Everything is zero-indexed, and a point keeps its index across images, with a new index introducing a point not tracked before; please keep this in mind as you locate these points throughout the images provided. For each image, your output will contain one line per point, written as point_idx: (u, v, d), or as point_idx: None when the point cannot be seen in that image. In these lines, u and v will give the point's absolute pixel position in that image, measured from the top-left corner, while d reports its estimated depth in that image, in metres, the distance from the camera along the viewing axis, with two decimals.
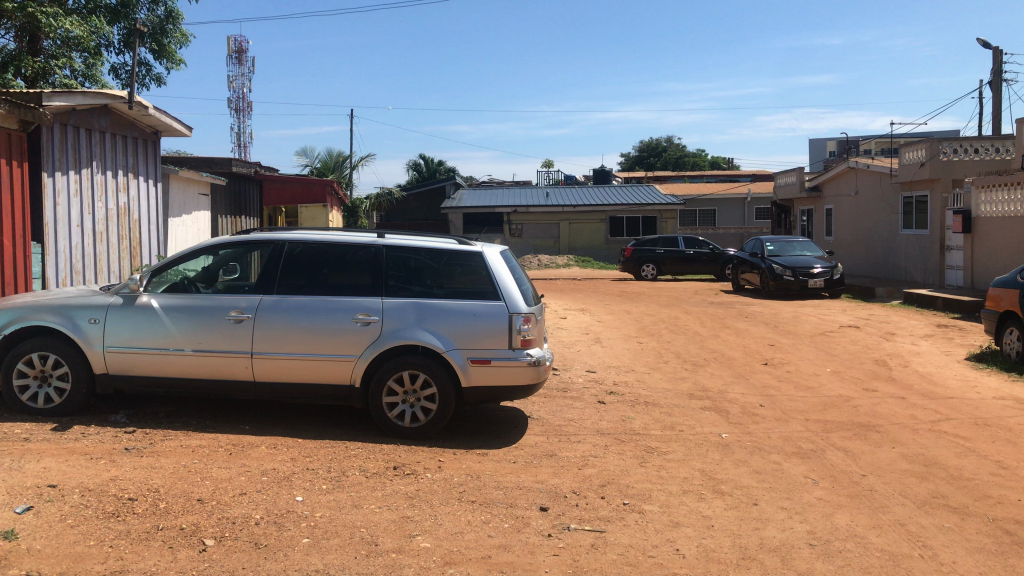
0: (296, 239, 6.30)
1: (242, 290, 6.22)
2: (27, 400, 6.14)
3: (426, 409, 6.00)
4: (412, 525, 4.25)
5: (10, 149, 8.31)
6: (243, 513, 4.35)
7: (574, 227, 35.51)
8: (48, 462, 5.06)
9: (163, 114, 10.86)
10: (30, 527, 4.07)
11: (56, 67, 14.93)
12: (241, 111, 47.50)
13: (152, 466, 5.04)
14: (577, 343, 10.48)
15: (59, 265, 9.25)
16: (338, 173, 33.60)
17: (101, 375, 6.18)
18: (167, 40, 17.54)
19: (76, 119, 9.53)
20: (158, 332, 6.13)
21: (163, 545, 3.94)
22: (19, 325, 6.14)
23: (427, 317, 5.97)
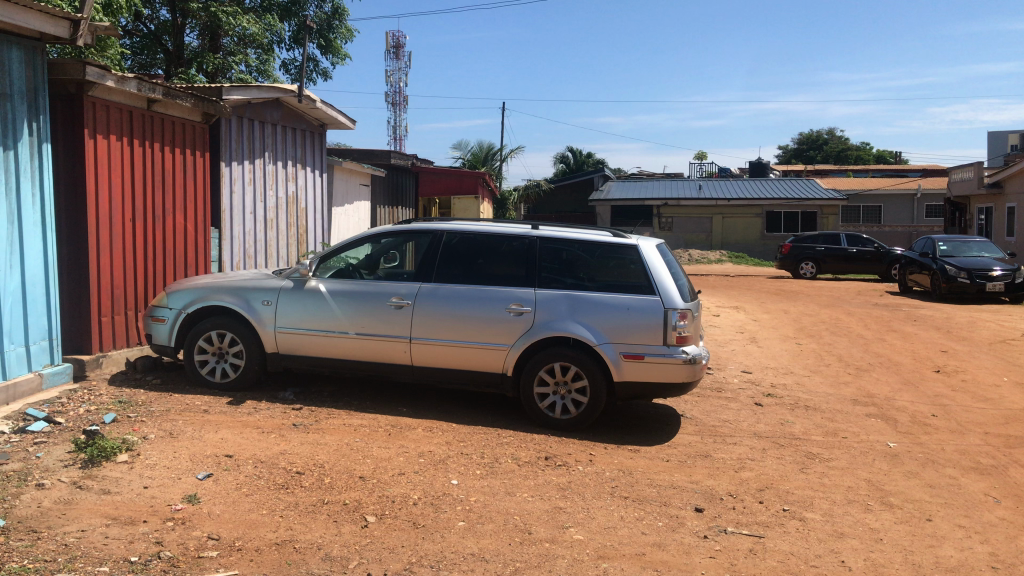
0: (454, 229, 6.47)
1: (402, 277, 6.43)
2: (206, 374, 6.64)
3: (577, 401, 6.00)
4: (565, 516, 4.27)
5: (195, 140, 8.91)
6: (402, 492, 4.50)
7: (728, 221, 34.63)
8: (225, 433, 5.45)
9: (329, 107, 11.37)
10: (210, 494, 4.43)
11: (234, 63, 15.83)
12: (399, 106, 49.16)
13: (319, 443, 5.31)
14: (730, 342, 10.22)
15: (234, 249, 9.88)
16: (488, 165, 34.22)
17: (271, 354, 6.57)
18: (334, 36, 18.33)
19: (252, 112, 10.13)
20: (325, 315, 6.43)
21: (329, 519, 4.14)
22: (199, 304, 6.64)
23: (579, 309, 5.96)
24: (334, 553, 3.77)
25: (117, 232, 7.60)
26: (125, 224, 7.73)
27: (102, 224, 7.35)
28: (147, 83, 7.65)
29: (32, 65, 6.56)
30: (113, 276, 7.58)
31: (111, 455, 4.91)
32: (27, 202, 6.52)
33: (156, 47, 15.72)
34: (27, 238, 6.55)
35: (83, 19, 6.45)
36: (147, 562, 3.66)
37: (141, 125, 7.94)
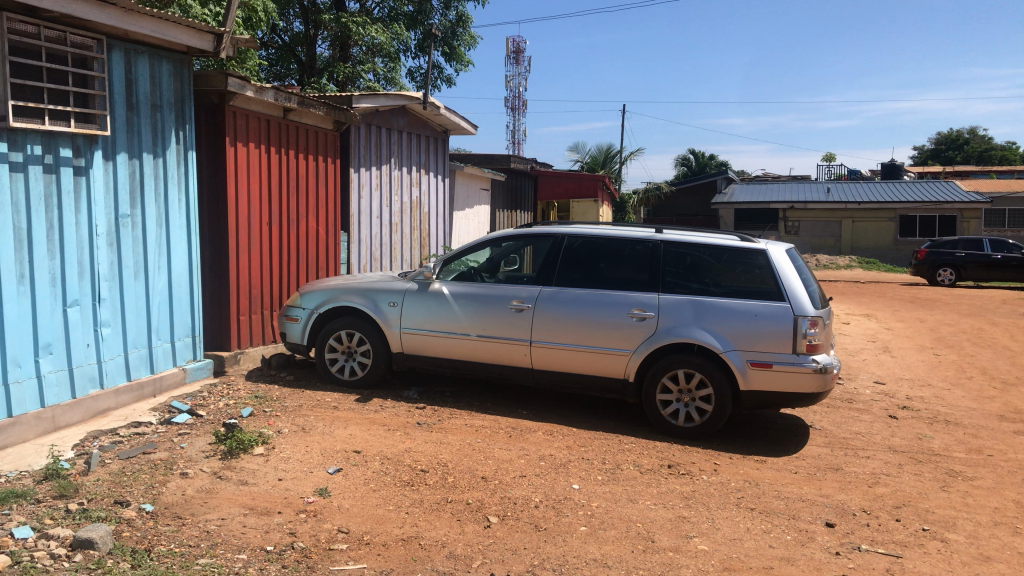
0: (576, 233, 6.48)
1: (523, 280, 6.48)
2: (335, 372, 6.90)
3: (701, 409, 5.89)
4: (689, 526, 4.20)
5: (326, 147, 9.25)
6: (524, 495, 4.54)
7: (858, 225, 33.25)
8: (353, 429, 5.64)
9: (452, 113, 11.58)
10: (340, 488, 4.61)
11: (363, 71, 16.29)
12: (518, 110, 49.57)
13: (442, 442, 5.41)
14: (862, 352, 9.80)
15: (361, 252, 10.20)
16: (607, 168, 34.04)
17: (397, 354, 6.75)
18: (457, 43, 18.67)
19: (379, 119, 10.44)
20: (448, 317, 6.55)
21: (453, 517, 4.21)
22: (329, 305, 6.91)
23: (704, 315, 5.85)
24: (458, 552, 3.83)
25: (255, 235, 7.98)
26: (262, 227, 8.11)
27: (241, 227, 7.74)
28: (283, 92, 7.99)
29: (181, 77, 6.98)
30: (251, 277, 7.97)
31: (248, 447, 5.16)
32: (174, 206, 6.94)
33: (290, 58, 16.39)
34: (175, 240, 6.97)
35: (225, 33, 6.81)
36: (282, 551, 3.82)
37: (277, 133, 8.31)
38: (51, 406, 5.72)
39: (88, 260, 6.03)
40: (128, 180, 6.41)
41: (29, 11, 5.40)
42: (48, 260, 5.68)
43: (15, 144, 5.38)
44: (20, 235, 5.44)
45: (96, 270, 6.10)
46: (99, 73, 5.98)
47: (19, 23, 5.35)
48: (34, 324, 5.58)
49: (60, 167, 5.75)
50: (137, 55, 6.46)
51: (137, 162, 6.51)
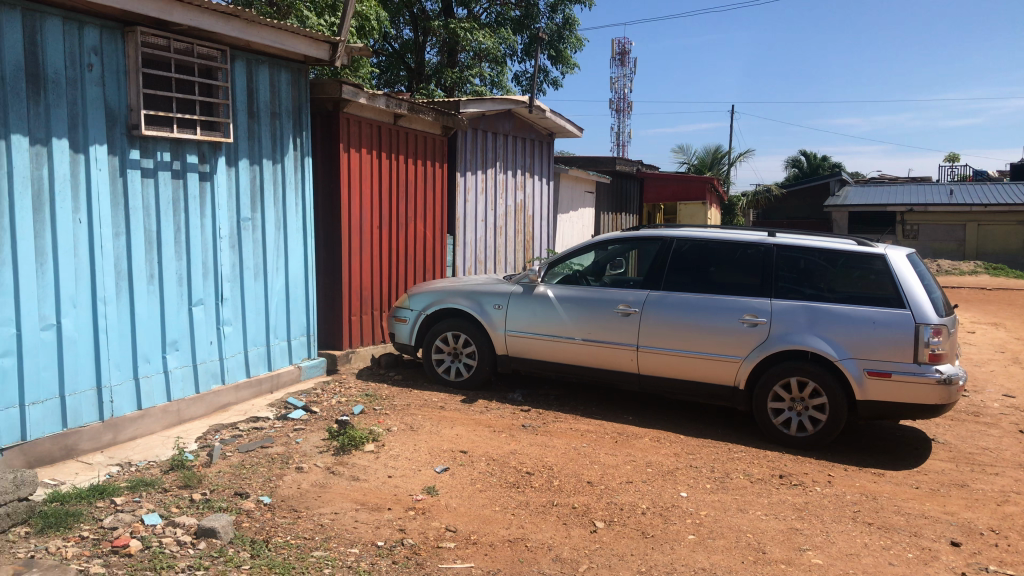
0: (684, 237, 6.38)
1: (629, 284, 6.42)
2: (442, 372, 7.03)
3: (815, 419, 5.70)
4: (802, 538, 4.08)
5: (434, 151, 9.41)
6: (631, 500, 4.50)
7: (984, 229, 31.55)
8: (460, 430, 5.72)
9: (558, 116, 11.60)
10: (447, 487, 4.68)
11: (470, 76, 16.40)
12: (623, 112, 49.21)
13: (547, 445, 5.43)
14: (989, 362, 9.29)
15: (467, 255, 10.34)
16: (714, 170, 33.41)
17: (502, 356, 6.80)
18: (564, 46, 18.70)
19: (486, 123, 10.56)
20: (554, 320, 6.56)
21: (559, 521, 4.22)
22: (436, 307, 7.03)
23: (819, 322, 5.67)
24: (564, 555, 3.84)
25: (366, 238, 8.19)
26: (372, 230, 8.32)
27: (353, 230, 7.96)
28: (394, 98, 8.18)
29: (298, 85, 7.24)
30: (362, 279, 8.18)
31: (360, 444, 5.30)
32: (292, 210, 7.20)
33: (399, 65, 16.86)
34: (292, 243, 7.23)
35: (341, 41, 7.02)
36: (393, 547, 3.92)
37: (388, 139, 8.51)
38: (176, 399, 6.03)
39: (212, 261, 6.32)
40: (249, 185, 6.69)
41: (160, 26, 5.71)
42: (175, 261, 5.99)
43: (146, 151, 5.70)
44: (150, 238, 5.76)
45: (219, 270, 6.40)
46: (223, 83, 6.27)
47: (151, 37, 5.66)
48: (162, 322, 5.90)
49: (187, 173, 6.06)
50: (258, 65, 6.74)
51: (257, 168, 6.78)
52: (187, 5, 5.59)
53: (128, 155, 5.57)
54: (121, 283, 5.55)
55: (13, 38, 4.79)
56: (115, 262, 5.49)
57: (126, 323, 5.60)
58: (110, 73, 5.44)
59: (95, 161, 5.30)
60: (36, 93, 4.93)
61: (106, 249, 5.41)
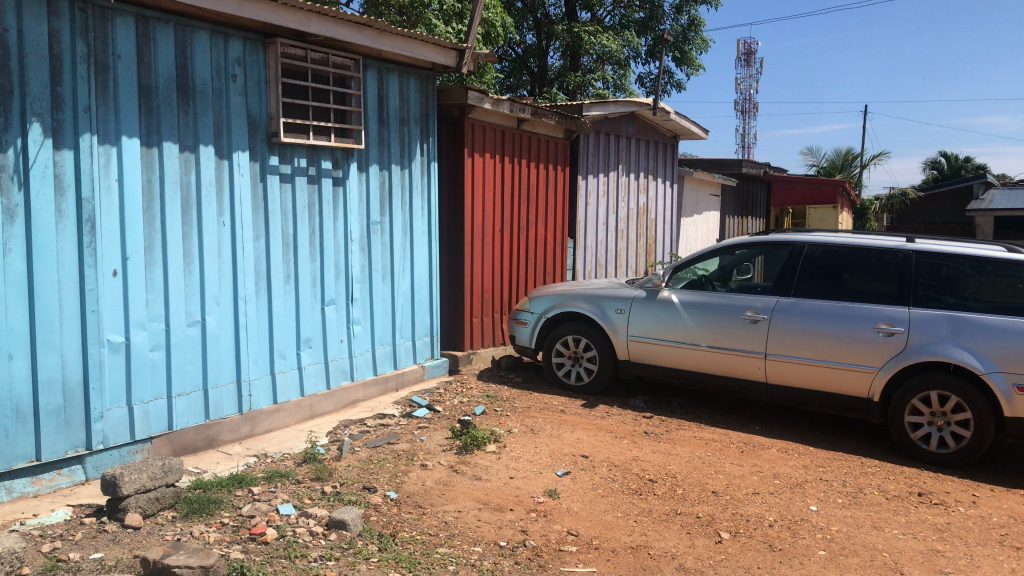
0: (816, 242, 6.17)
1: (756, 290, 6.26)
2: (562, 376, 7.04)
3: (957, 435, 5.37)
4: (943, 560, 3.86)
5: (557, 155, 9.44)
6: (758, 512, 4.38)
7: None
8: (581, 434, 5.72)
9: (683, 118, 11.43)
10: (569, 491, 4.69)
11: (593, 80, 16.32)
12: (748, 113, 48.00)
13: (670, 453, 5.35)
14: None
15: (587, 259, 10.32)
16: (845, 173, 32.13)
17: (624, 361, 6.75)
18: (689, 47, 18.41)
19: (609, 126, 10.52)
20: (678, 326, 6.46)
21: (682, 530, 4.15)
22: (558, 310, 7.05)
23: (963, 333, 5.34)
24: (688, 564, 3.77)
25: (488, 241, 8.31)
26: (495, 233, 8.43)
27: (476, 234, 8.08)
28: (518, 103, 8.25)
29: (426, 92, 7.41)
30: (484, 281, 8.30)
31: (481, 444, 5.38)
32: (418, 213, 7.37)
33: (523, 70, 16.93)
34: (418, 245, 7.41)
35: (468, 48, 7.15)
36: (515, 547, 3.95)
37: (511, 143, 8.60)
38: (309, 395, 6.29)
39: (343, 263, 6.55)
40: (379, 189, 6.90)
41: (298, 36, 5.96)
42: (310, 263, 6.24)
43: (285, 157, 5.97)
44: (287, 240, 6.03)
45: (349, 272, 6.62)
46: (356, 91, 6.48)
47: (291, 48, 5.92)
48: (297, 321, 6.15)
49: (322, 178, 6.30)
50: (389, 73, 6.94)
51: (387, 173, 6.99)
52: (324, 16, 5.81)
53: (268, 161, 5.84)
54: (259, 283, 5.83)
55: (167, 51, 5.12)
56: (254, 262, 5.77)
57: (264, 321, 5.88)
58: (253, 83, 5.73)
59: (238, 167, 5.59)
60: (186, 103, 5.24)
61: (247, 250, 5.70)
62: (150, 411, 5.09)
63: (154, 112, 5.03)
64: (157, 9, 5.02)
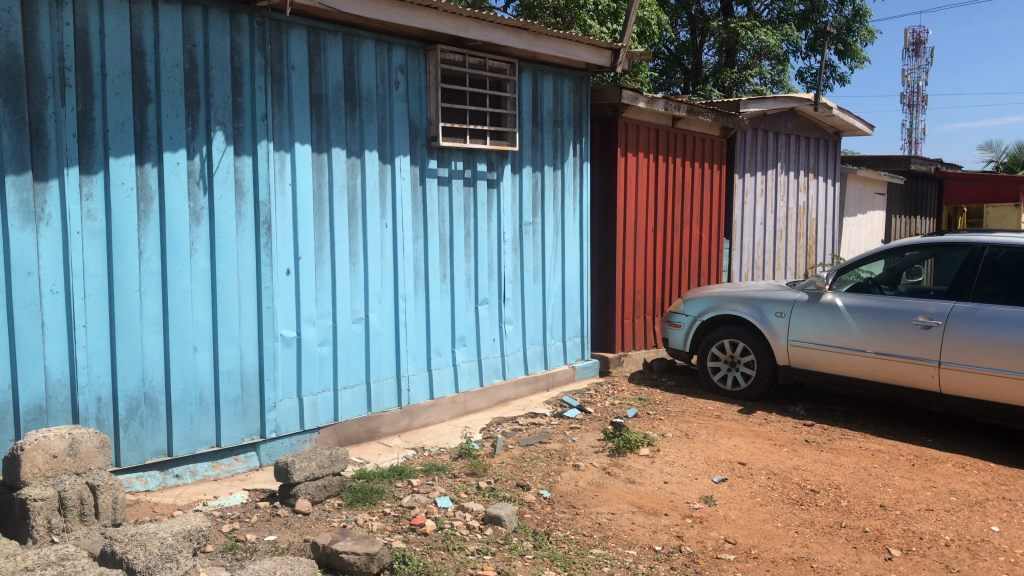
0: (998, 243, 5.72)
1: (929, 294, 5.88)
2: (718, 381, 6.89)
3: None
4: None
5: (712, 154, 9.23)
6: (931, 530, 4.13)
7: None
8: (738, 440, 5.57)
9: (847, 113, 10.91)
10: (725, 498, 4.58)
11: (750, 76, 15.85)
12: (916, 107, 45.26)
13: (834, 463, 5.13)
14: None
15: (744, 260, 10.03)
16: None
17: (783, 367, 6.52)
18: (854, 38, 17.55)
19: (766, 123, 10.19)
20: (842, 330, 6.18)
21: (848, 544, 3.97)
22: (714, 312, 6.91)
23: None
24: None
25: (641, 241, 8.23)
26: (648, 234, 8.34)
27: (629, 234, 8.03)
28: (674, 102, 8.13)
29: (580, 93, 7.42)
30: (636, 282, 8.23)
31: (635, 447, 5.34)
32: (570, 214, 7.40)
33: (677, 68, 16.59)
34: (570, 246, 7.43)
35: (622, 48, 7.10)
36: (670, 552, 3.90)
37: (666, 142, 8.49)
38: (463, 391, 6.43)
39: (496, 263, 6.67)
40: (532, 190, 6.97)
41: (457, 42, 6.11)
42: (465, 263, 6.39)
43: (443, 161, 6.14)
44: (443, 240, 6.19)
45: (503, 272, 6.73)
46: (512, 94, 6.57)
47: (450, 54, 6.08)
48: (452, 319, 6.31)
49: (477, 180, 6.44)
50: (543, 75, 7.01)
51: (540, 174, 7.05)
52: (482, 21, 5.93)
53: (427, 165, 6.02)
54: (418, 282, 6.02)
55: (336, 61, 5.37)
56: (413, 262, 5.97)
57: (421, 319, 6.06)
58: (414, 89, 5.92)
59: (399, 171, 5.80)
60: (352, 110, 5.48)
61: (406, 250, 5.89)
62: (317, 403, 5.36)
63: (323, 120, 5.29)
64: (327, 21, 5.28)
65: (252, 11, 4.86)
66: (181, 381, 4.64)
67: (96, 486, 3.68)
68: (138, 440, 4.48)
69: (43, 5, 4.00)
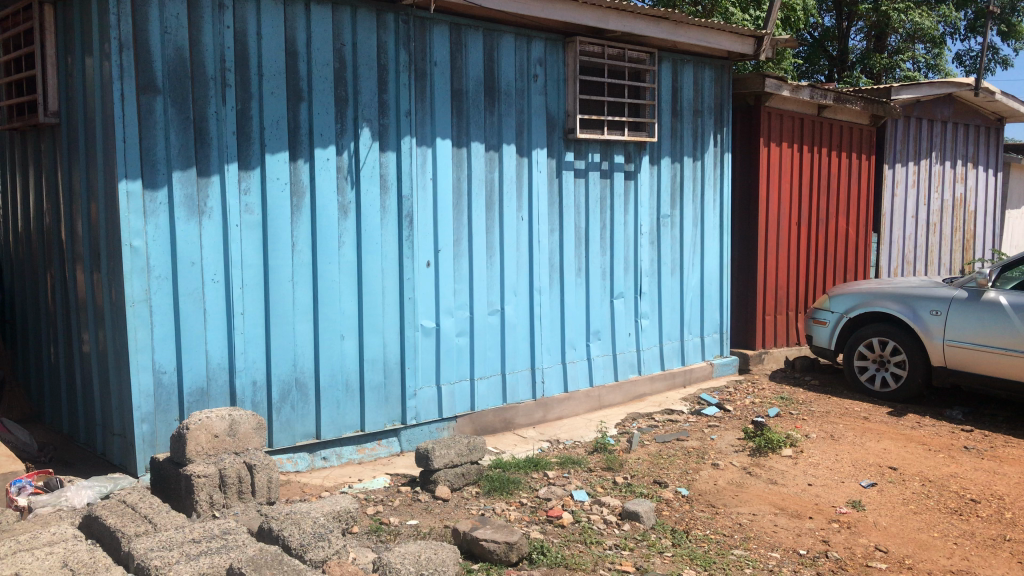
0: None
1: None
2: (865, 381, 6.58)
3: None
4: None
5: (861, 143, 8.81)
6: None
7: None
8: (888, 444, 5.30)
9: (1012, 98, 10.17)
10: (875, 504, 4.38)
11: (901, 61, 15.05)
12: None
13: (996, 472, 4.81)
14: None
15: (893, 255, 9.53)
16: None
17: (938, 368, 6.15)
18: (1019, 18, 16.35)
19: (920, 110, 9.63)
20: (1007, 331, 5.77)
21: (1013, 559, 3.71)
22: (862, 309, 6.60)
23: None
24: None
25: (783, 235, 7.95)
26: (791, 227, 8.04)
27: (770, 228, 7.77)
28: (820, 90, 7.80)
29: (721, 83, 7.23)
30: (778, 277, 7.96)
31: (777, 447, 5.17)
32: (709, 206, 7.23)
33: (821, 54, 15.89)
34: (708, 239, 7.26)
35: (766, 35, 6.87)
36: (816, 557, 3.76)
37: (811, 131, 8.16)
38: (598, 385, 6.41)
39: (632, 256, 6.60)
40: (670, 182, 6.85)
41: (596, 34, 6.07)
42: (601, 256, 6.36)
43: (579, 153, 6.13)
44: (579, 234, 6.18)
45: (639, 265, 6.65)
46: (651, 84, 6.46)
47: (589, 46, 6.05)
48: (587, 312, 6.30)
49: (615, 172, 6.39)
50: (683, 65, 6.87)
51: (679, 166, 6.92)
52: (622, 12, 5.86)
53: (564, 157, 6.03)
54: (554, 275, 6.04)
55: (477, 56, 5.44)
56: (549, 255, 5.99)
57: (557, 312, 6.08)
58: (552, 82, 5.93)
59: (537, 164, 5.82)
60: (492, 103, 5.55)
61: (543, 243, 5.92)
62: (455, 392, 5.46)
63: (463, 115, 5.38)
64: (469, 16, 5.35)
65: (397, 10, 4.99)
66: (328, 367, 4.83)
67: (253, 465, 3.90)
68: (289, 423, 4.70)
69: (207, 10, 4.24)
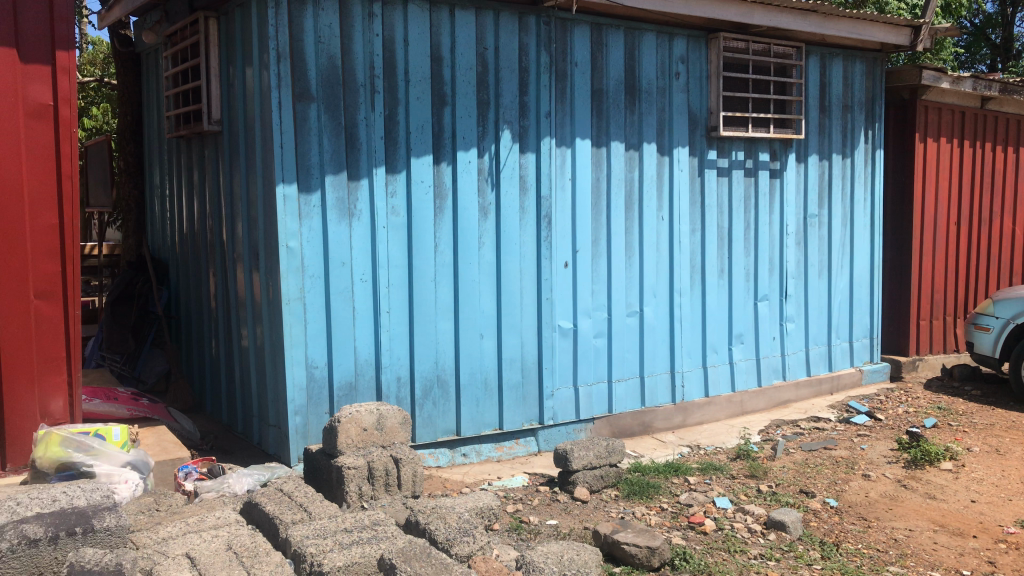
0: None
1: None
2: None
3: None
4: None
5: None
6: None
7: None
8: None
9: None
10: None
11: None
12: None
13: None
14: None
15: None
16: None
17: None
18: None
19: None
20: None
21: None
22: None
23: None
24: None
25: (941, 235, 7.51)
26: (950, 227, 7.58)
27: (927, 227, 7.36)
28: (985, 80, 7.32)
29: (873, 76, 6.89)
30: (935, 280, 7.53)
31: (935, 460, 4.89)
32: (860, 205, 6.91)
33: (983, 42, 14.92)
34: (859, 239, 6.94)
35: (924, 24, 6.51)
36: None
37: (973, 125, 7.67)
38: (740, 391, 6.24)
39: (777, 257, 6.40)
40: (818, 181, 6.59)
41: (741, 29, 5.92)
42: (744, 257, 6.19)
43: (722, 151, 5.99)
44: (722, 234, 6.04)
45: (784, 267, 6.44)
46: (798, 79, 6.24)
47: (732, 41, 5.91)
48: (729, 315, 6.15)
49: (759, 170, 6.21)
50: (832, 58, 6.59)
51: (827, 163, 6.65)
52: (768, 6, 5.69)
53: (707, 155, 5.90)
54: (694, 276, 5.93)
55: (618, 55, 5.41)
56: (690, 256, 5.88)
57: (697, 314, 5.96)
58: (694, 79, 5.82)
59: (678, 163, 5.73)
60: (633, 102, 5.50)
61: (683, 243, 5.82)
62: (593, 394, 5.45)
63: (603, 115, 5.36)
64: (610, 16, 5.33)
65: (540, 12, 5.02)
66: (469, 365, 4.92)
67: (399, 459, 4.00)
68: (430, 419, 4.81)
69: (358, 19, 4.40)
